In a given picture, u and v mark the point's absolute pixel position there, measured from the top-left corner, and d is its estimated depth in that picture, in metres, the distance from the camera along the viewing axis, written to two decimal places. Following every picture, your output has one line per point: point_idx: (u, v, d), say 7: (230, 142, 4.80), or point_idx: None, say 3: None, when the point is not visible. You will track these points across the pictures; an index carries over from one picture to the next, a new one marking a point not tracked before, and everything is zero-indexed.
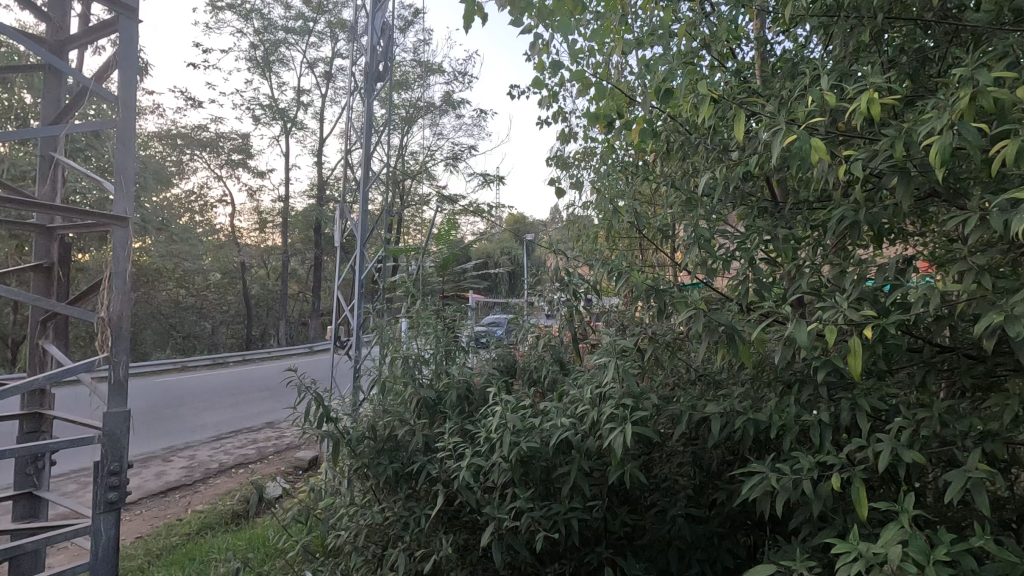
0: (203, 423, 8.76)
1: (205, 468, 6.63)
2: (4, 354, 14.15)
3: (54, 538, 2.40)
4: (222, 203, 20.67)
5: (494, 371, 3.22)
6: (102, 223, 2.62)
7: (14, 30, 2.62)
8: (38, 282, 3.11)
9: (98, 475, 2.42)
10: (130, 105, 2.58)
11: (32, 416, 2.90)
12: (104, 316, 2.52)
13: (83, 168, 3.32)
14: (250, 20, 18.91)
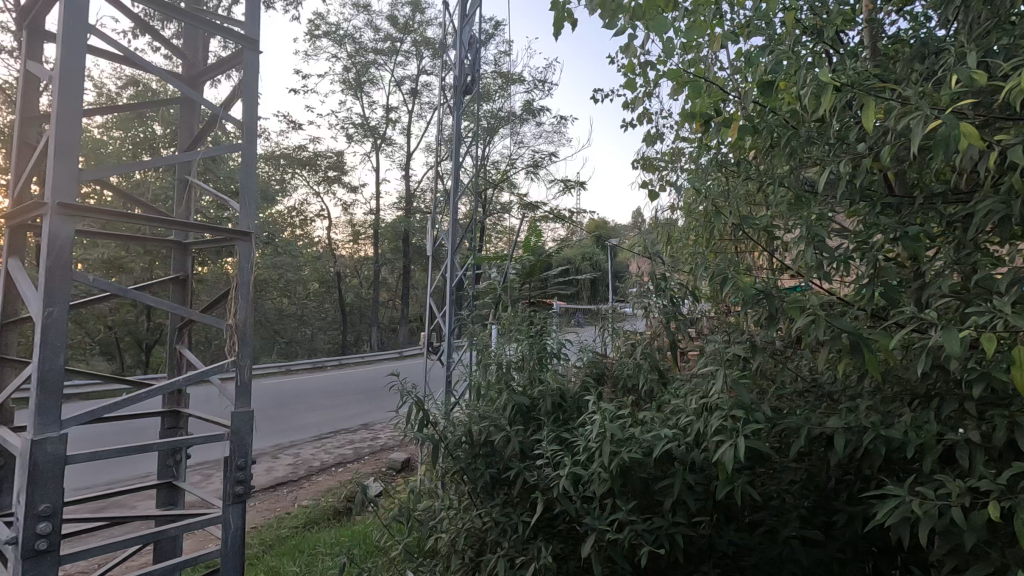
0: (308, 422, 9.40)
1: (309, 465, 7.09)
2: (140, 357, 16.02)
3: (192, 525, 2.63)
4: (320, 217, 22.11)
5: (587, 377, 3.18)
6: (227, 238, 2.85)
7: (155, 68, 2.92)
8: (175, 292, 3.46)
9: (228, 469, 2.63)
10: (252, 129, 2.80)
11: (172, 414, 3.21)
12: (231, 323, 2.74)
13: (212, 189, 3.65)
14: (344, 44, 20.19)
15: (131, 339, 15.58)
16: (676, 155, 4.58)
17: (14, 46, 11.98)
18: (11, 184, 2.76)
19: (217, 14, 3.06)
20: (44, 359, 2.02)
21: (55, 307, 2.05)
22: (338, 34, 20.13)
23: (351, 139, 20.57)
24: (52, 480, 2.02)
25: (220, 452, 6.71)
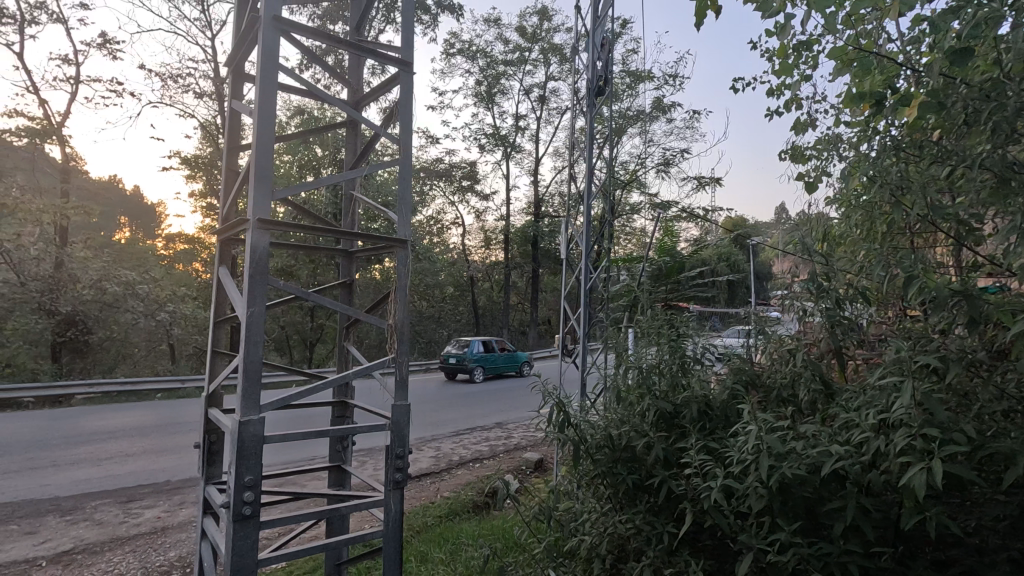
0: (446, 418, 9.96)
1: (449, 459, 7.51)
2: (305, 354, 18.17)
3: (359, 505, 2.91)
4: (455, 225, 23.33)
5: (737, 384, 2.99)
6: (387, 245, 3.12)
7: (328, 96, 3.28)
8: (342, 295, 3.87)
9: (389, 457, 2.88)
10: (407, 145, 3.04)
11: (340, 404, 3.58)
12: (391, 324, 2.99)
13: (372, 202, 4.01)
14: (476, 59, 21.18)
15: (298, 337, 17.73)
16: (834, 140, 4.14)
17: (213, 90, 14.32)
18: (221, 205, 3.28)
19: (377, 43, 3.37)
20: (247, 353, 2.36)
21: (255, 308, 2.39)
22: (472, 50, 21.13)
23: (483, 149, 21.50)
24: (254, 456, 2.36)
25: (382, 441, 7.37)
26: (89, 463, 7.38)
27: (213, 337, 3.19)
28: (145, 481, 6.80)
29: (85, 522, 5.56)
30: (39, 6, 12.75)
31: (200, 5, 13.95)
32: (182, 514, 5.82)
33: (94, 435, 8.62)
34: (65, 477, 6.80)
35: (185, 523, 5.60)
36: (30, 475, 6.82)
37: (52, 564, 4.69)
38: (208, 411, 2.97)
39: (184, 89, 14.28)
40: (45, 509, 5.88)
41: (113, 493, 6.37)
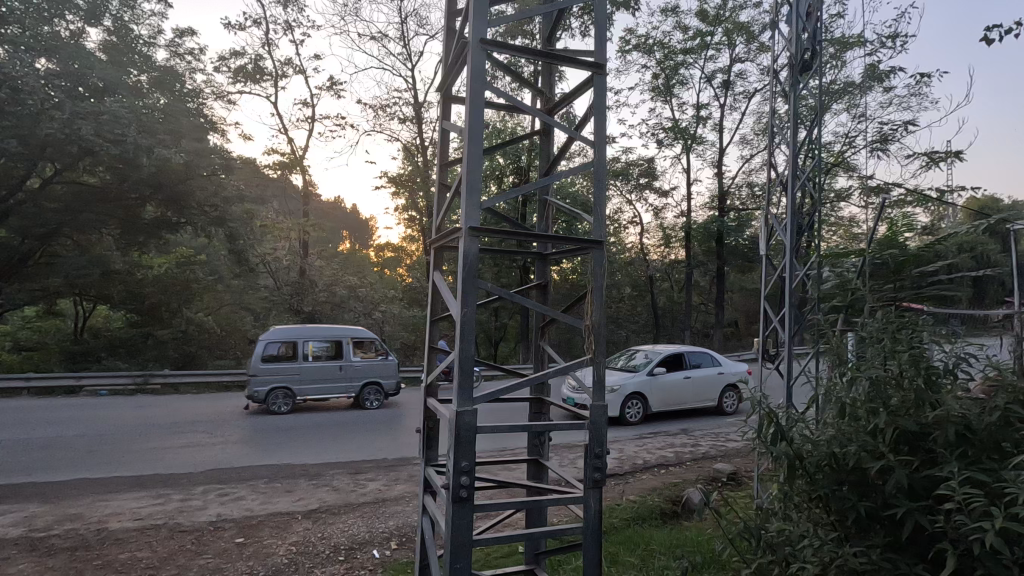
0: (629, 420, 9.81)
1: (633, 462, 7.36)
2: (491, 351, 19.44)
3: (559, 499, 3.01)
4: (632, 224, 22.88)
5: (1009, 406, 2.42)
6: (582, 248, 3.18)
7: (526, 106, 3.44)
8: (538, 296, 4.02)
9: (588, 456, 2.92)
10: (602, 146, 3.06)
11: (537, 400, 3.74)
12: (589, 324, 3.03)
13: (564, 205, 4.12)
14: (653, 52, 20.53)
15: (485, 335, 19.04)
16: None
17: (413, 115, 16.15)
18: (434, 216, 3.67)
19: (570, 49, 3.45)
20: (462, 351, 2.60)
21: (468, 308, 2.62)
22: (648, 43, 20.53)
23: (661, 144, 20.72)
24: (468, 444, 2.59)
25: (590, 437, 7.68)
26: (327, 437, 8.86)
27: (430, 334, 3.57)
28: (367, 457, 7.92)
29: (326, 487, 6.67)
30: (287, 63, 15.71)
31: (402, 41, 15.87)
32: (397, 489, 6.65)
33: (329, 415, 10.33)
34: (311, 448, 8.26)
35: (400, 497, 6.38)
36: (287, 444, 8.43)
37: (305, 519, 5.73)
38: (426, 401, 3.34)
39: (390, 116, 16.36)
40: (297, 472, 7.21)
41: (344, 465, 7.55)
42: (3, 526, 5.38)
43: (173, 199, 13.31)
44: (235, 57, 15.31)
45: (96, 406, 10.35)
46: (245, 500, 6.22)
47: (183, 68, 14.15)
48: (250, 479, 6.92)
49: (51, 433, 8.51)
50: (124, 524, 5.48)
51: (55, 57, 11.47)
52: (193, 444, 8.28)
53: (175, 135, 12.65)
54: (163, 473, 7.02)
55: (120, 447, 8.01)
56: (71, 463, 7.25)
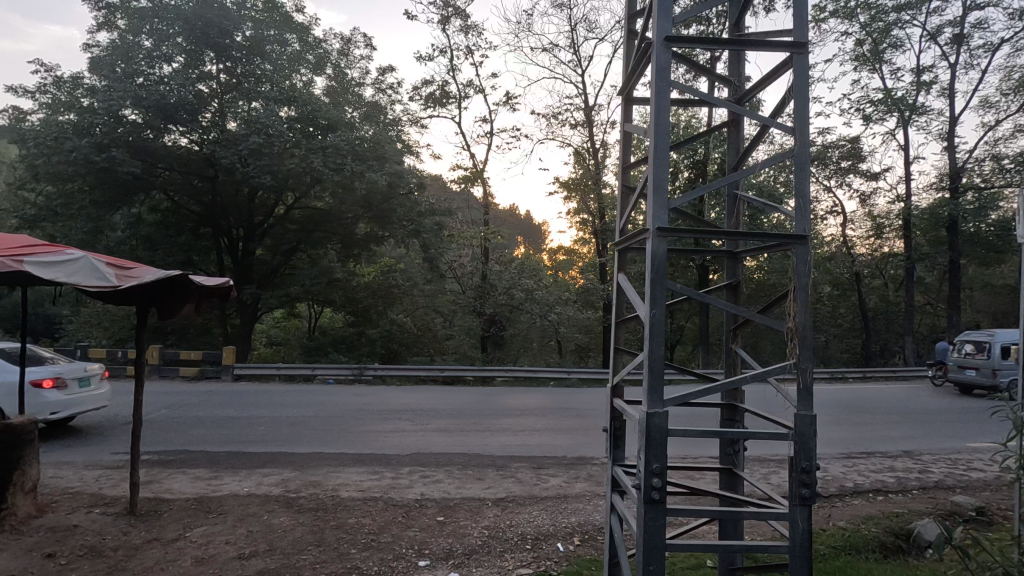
0: (834, 437, 8.65)
1: (841, 483, 6.49)
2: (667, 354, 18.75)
3: (761, 514, 2.80)
4: (832, 214, 20.20)
5: None
6: (781, 244, 2.95)
7: (712, 97, 3.29)
8: (730, 297, 3.79)
9: (794, 470, 2.70)
10: (804, 132, 2.80)
11: (729, 406, 3.54)
12: (792, 326, 2.79)
13: (759, 200, 3.82)
14: (855, 16, 17.93)
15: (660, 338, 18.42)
16: None
17: (585, 119, 16.37)
18: (618, 219, 3.70)
19: (762, 32, 3.22)
20: (652, 351, 2.60)
21: (657, 310, 2.60)
22: (850, 6, 17.99)
23: (869, 119, 17.96)
24: (659, 445, 2.58)
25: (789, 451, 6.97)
26: (510, 432, 9.42)
27: (615, 336, 3.61)
28: (549, 454, 8.23)
29: (512, 478, 7.10)
30: (469, 85, 17.11)
31: (572, 49, 16.23)
32: (578, 487, 6.79)
33: (512, 411, 10.96)
34: (497, 441, 8.85)
35: (581, 495, 6.51)
36: (476, 436, 9.15)
37: (494, 506, 6.16)
38: (613, 401, 3.38)
39: (561, 123, 16.83)
40: (486, 462, 7.78)
41: (526, 459, 7.94)
42: (268, 485, 6.74)
43: (379, 216, 15.36)
44: (425, 85, 17.10)
45: (326, 393, 12.39)
46: (443, 483, 6.92)
47: (385, 100, 16.24)
48: (446, 464, 7.67)
49: (297, 413, 10.43)
50: (352, 494, 6.48)
51: (294, 105, 14.02)
52: (398, 430, 9.46)
53: (381, 160, 14.58)
54: (377, 453, 8.14)
55: (345, 428, 9.50)
56: (312, 439, 8.80)
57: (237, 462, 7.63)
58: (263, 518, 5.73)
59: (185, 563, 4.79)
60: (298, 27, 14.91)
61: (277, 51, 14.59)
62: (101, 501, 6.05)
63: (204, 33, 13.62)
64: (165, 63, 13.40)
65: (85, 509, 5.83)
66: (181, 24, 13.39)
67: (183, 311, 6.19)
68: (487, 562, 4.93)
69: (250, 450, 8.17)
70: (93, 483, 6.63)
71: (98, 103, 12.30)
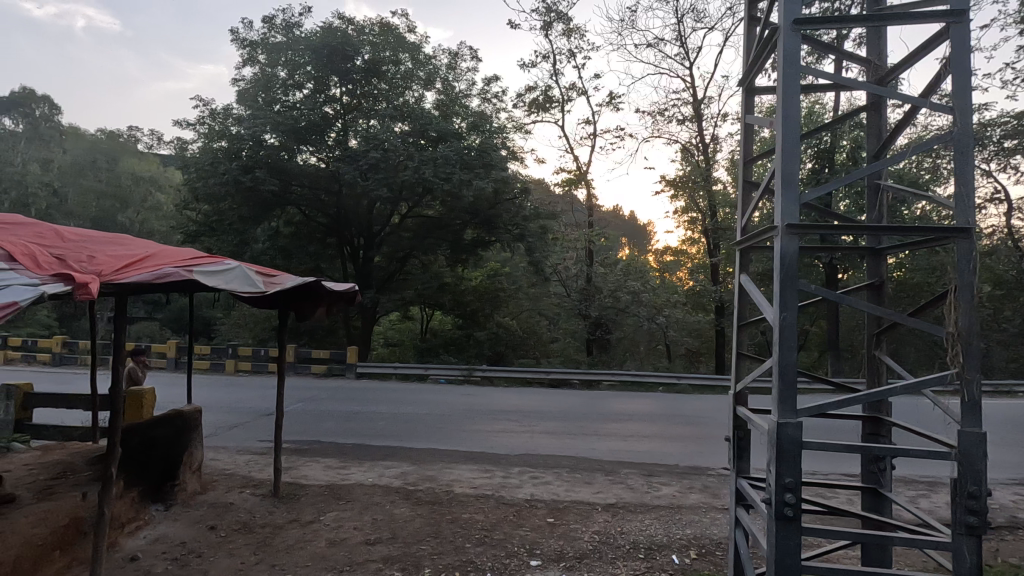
0: (1001, 459, 7.48)
1: (1012, 513, 5.59)
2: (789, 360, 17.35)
3: (917, 542, 2.51)
4: (993, 201, 17.51)
5: None
6: (937, 238, 2.65)
7: (849, 79, 3.02)
8: (871, 298, 3.44)
9: (958, 495, 2.41)
10: (967, 110, 2.49)
11: (873, 420, 3.22)
12: (953, 331, 2.49)
13: (907, 190, 3.44)
14: None
15: None
16: None
17: (694, 112, 15.67)
18: (739, 217, 3.53)
19: (909, 3, 2.91)
20: (783, 357, 2.47)
21: (788, 313, 2.47)
22: None
23: None
24: (792, 460, 2.44)
25: (943, 472, 6.14)
26: (619, 437, 9.24)
27: (738, 340, 3.41)
28: (660, 462, 7.95)
29: (622, 484, 6.96)
30: (572, 88, 17.12)
31: (679, 41, 15.60)
32: (693, 498, 6.49)
33: (620, 415, 10.75)
34: (606, 446, 8.72)
35: (696, 507, 6.22)
36: (584, 439, 9.09)
37: (605, 511, 6.08)
38: (736, 409, 3.21)
39: (668, 119, 16.24)
40: (595, 467, 7.70)
41: (637, 466, 7.74)
42: (389, 477, 7.20)
43: (486, 222, 15.84)
44: (529, 92, 17.34)
45: (439, 392, 12.97)
46: (552, 485, 6.95)
47: (491, 109, 16.71)
48: (555, 467, 7.70)
49: (413, 410, 11.03)
50: (465, 490, 6.72)
51: (408, 120, 14.86)
52: (507, 430, 9.66)
53: (488, 167, 15.03)
54: (487, 452, 8.38)
55: (457, 426, 9.88)
56: (427, 435, 9.26)
57: (362, 454, 8.24)
58: (386, 508, 6.13)
59: (320, 544, 5.26)
60: (410, 46, 15.79)
61: (392, 70, 15.58)
62: (250, 483, 6.82)
63: (329, 60, 14.91)
64: (297, 90, 14.91)
65: (238, 489, 6.61)
66: (310, 54, 14.77)
67: (316, 314, 6.78)
68: (600, 567, 4.88)
69: (373, 443, 8.79)
70: (244, 466, 7.49)
71: (245, 130, 14.09)
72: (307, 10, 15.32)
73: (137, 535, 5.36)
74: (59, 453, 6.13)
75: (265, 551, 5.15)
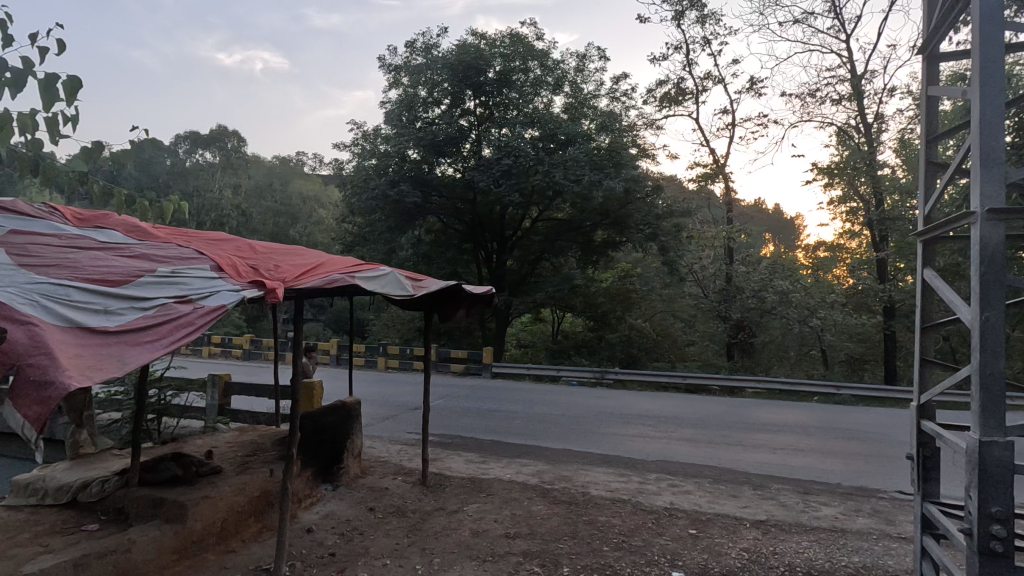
0: None
1: None
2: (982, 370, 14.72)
3: None
4: None
5: None
6: None
7: None
8: None
9: None
10: None
11: None
12: None
13: None
14: None
15: None
16: None
17: (853, 90, 14.01)
18: (920, 204, 3.15)
19: None
20: (985, 363, 2.27)
21: (990, 313, 2.26)
22: None
23: None
24: (999, 485, 2.24)
25: None
26: (767, 449, 8.54)
27: (919, 344, 3.07)
28: (818, 479, 7.20)
29: (773, 500, 6.43)
30: (707, 77, 16.25)
31: (833, 13, 14.08)
32: (860, 523, 5.78)
33: (768, 426, 9.92)
34: (752, 458, 8.11)
35: (864, 532, 5.53)
36: (727, 449, 8.54)
37: (754, 528, 5.65)
38: (921, 423, 2.95)
39: (820, 101, 14.71)
40: (741, 479, 7.19)
41: (790, 482, 7.09)
42: (526, 474, 7.39)
43: (617, 222, 15.63)
44: (660, 86, 16.79)
45: (571, 394, 13.01)
46: (694, 495, 6.63)
47: (621, 108, 16.45)
48: (695, 476, 7.34)
49: (546, 411, 11.20)
50: (601, 493, 6.67)
51: (538, 126, 15.15)
52: (642, 434, 9.43)
53: (618, 167, 14.81)
54: (623, 456, 8.24)
55: (590, 428, 9.84)
56: (561, 436, 9.35)
57: (499, 450, 8.56)
58: (524, 504, 6.30)
59: (465, 533, 5.56)
60: (539, 54, 16.09)
61: (523, 79, 16.04)
62: (401, 471, 7.42)
63: (464, 75, 15.75)
64: (436, 106, 15.99)
65: (391, 476, 7.22)
66: (448, 72, 15.68)
67: (457, 315, 7.19)
68: None
69: (509, 440, 9.11)
70: (395, 455, 8.18)
71: (392, 147, 15.31)
72: (445, 31, 16.32)
73: (312, 510, 6.09)
74: (251, 434, 7.19)
75: (416, 534, 5.57)
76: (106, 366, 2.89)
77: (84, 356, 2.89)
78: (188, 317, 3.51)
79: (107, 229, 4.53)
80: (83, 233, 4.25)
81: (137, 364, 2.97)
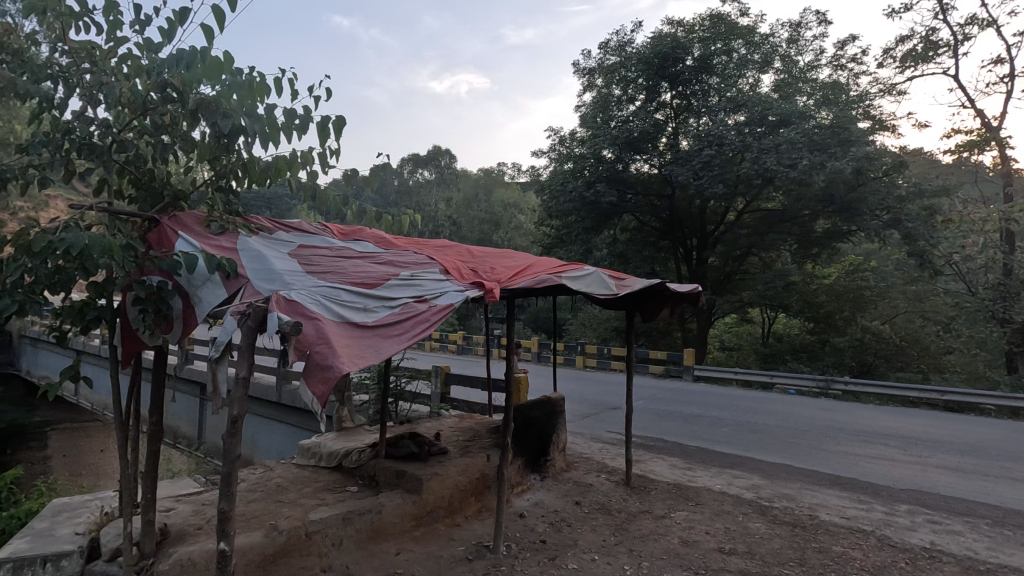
0: None
1: None
2: None
3: None
4: None
5: None
6: None
7: None
8: None
9: None
10: None
11: None
12: None
13: None
14: None
15: None
16: None
17: None
18: None
19: None
20: None
21: None
22: None
23: None
24: None
25: None
26: None
27: None
28: None
29: None
30: (970, 22, 13.13)
31: None
32: None
33: None
34: None
35: None
36: (1011, 485, 6.77)
37: None
38: None
39: None
40: None
41: None
42: (740, 487, 6.83)
43: (845, 209, 13.56)
44: (902, 43, 14.08)
45: (789, 403, 11.67)
46: (964, 537, 5.39)
47: (847, 76, 14.23)
48: (965, 514, 5.96)
49: (759, 420, 10.22)
50: (833, 519, 5.84)
51: (744, 109, 13.91)
52: (886, 457, 8.00)
53: (846, 144, 12.81)
54: (860, 480, 7.09)
55: (814, 443, 8.69)
56: (778, 449, 8.43)
57: (707, 458, 8.08)
58: (738, 519, 5.83)
59: (673, 540, 5.35)
60: (743, 31, 14.81)
61: (725, 61, 14.89)
62: (605, 469, 7.48)
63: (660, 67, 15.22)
64: (630, 103, 15.79)
65: (595, 473, 7.32)
66: (642, 66, 15.32)
67: (660, 315, 6.95)
68: None
69: (718, 448, 8.53)
70: (598, 453, 8.27)
71: (587, 149, 15.50)
72: (639, 25, 15.97)
73: (523, 497, 6.48)
74: (470, 421, 7.94)
75: (623, 534, 5.55)
76: (367, 355, 3.46)
77: (352, 346, 3.50)
78: (424, 314, 4.02)
79: (362, 241, 5.43)
80: (345, 245, 5.15)
81: (388, 354, 3.50)
